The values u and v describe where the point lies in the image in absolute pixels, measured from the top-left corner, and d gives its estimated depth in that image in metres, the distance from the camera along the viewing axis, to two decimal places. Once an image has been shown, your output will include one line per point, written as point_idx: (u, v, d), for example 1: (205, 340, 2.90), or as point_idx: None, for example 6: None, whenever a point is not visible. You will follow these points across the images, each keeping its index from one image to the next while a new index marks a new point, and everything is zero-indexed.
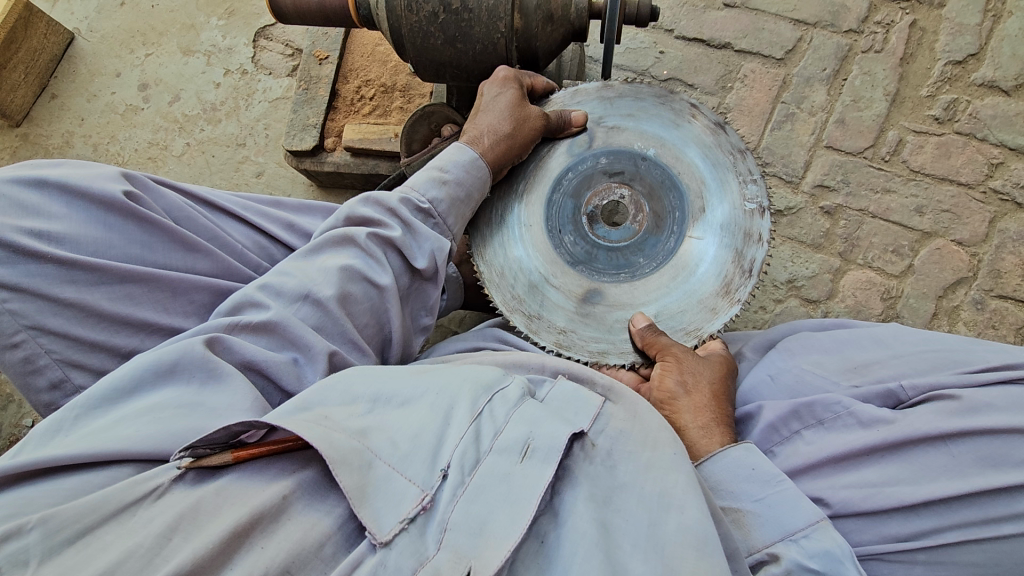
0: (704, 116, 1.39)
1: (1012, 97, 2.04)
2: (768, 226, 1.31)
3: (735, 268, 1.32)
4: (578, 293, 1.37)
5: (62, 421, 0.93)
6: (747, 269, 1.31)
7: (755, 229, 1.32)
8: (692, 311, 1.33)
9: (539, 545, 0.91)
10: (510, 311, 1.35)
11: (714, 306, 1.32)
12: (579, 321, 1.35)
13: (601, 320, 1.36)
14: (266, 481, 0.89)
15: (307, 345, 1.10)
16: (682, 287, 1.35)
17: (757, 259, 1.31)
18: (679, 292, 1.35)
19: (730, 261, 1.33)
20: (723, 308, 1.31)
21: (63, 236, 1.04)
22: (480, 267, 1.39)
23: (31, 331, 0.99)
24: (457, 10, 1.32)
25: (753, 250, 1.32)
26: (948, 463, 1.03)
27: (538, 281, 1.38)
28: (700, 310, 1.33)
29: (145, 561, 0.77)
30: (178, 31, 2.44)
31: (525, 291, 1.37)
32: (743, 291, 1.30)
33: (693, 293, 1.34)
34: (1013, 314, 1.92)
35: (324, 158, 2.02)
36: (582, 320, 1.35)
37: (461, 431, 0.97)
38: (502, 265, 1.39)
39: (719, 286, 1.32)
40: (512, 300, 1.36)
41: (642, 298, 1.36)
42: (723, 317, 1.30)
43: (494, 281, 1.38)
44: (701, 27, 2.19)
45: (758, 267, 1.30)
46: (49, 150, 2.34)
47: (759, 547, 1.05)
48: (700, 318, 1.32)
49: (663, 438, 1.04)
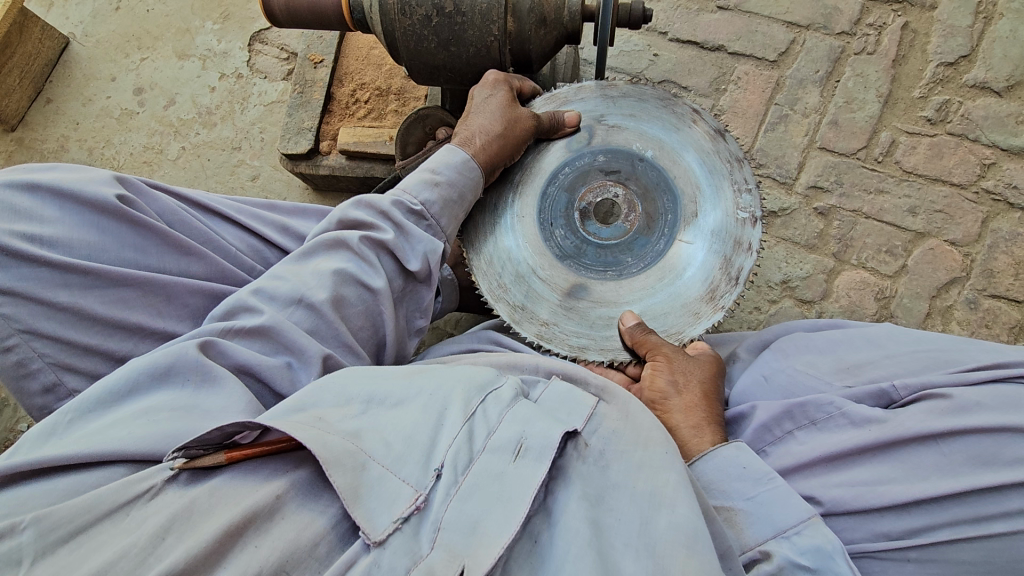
0: (706, 122, 1.39)
1: (1003, 98, 2.05)
2: (758, 235, 1.31)
3: (722, 275, 1.32)
4: (562, 286, 1.38)
5: (56, 424, 0.93)
6: (734, 277, 1.31)
7: (746, 237, 1.32)
8: (676, 313, 1.33)
9: (533, 544, 0.91)
10: (495, 298, 1.36)
11: (697, 310, 1.32)
12: (562, 314, 1.36)
13: (583, 315, 1.36)
14: (259, 481, 0.89)
15: (301, 349, 1.10)
16: (667, 289, 1.35)
17: (744, 268, 1.30)
18: (664, 294, 1.35)
19: (717, 268, 1.33)
20: (705, 314, 1.31)
21: (55, 239, 1.04)
22: (471, 254, 1.41)
23: (24, 335, 0.99)
24: (450, 13, 1.33)
25: (741, 258, 1.31)
26: (938, 462, 1.03)
27: (524, 271, 1.38)
28: (683, 314, 1.33)
29: (138, 561, 0.77)
30: (172, 36, 2.44)
31: (511, 280, 1.38)
32: (728, 298, 1.30)
33: (678, 296, 1.34)
34: (1006, 313, 1.93)
35: (319, 161, 2.03)
36: (564, 314, 1.36)
37: (455, 431, 0.97)
38: (491, 252, 1.40)
39: (704, 290, 1.33)
40: (497, 288, 1.37)
41: (625, 297, 1.37)
42: (705, 322, 1.30)
43: (482, 268, 1.39)
44: (695, 29, 2.20)
45: (746, 275, 1.30)
46: (44, 154, 2.35)
47: (752, 545, 1.05)
48: (683, 321, 1.33)
49: (655, 437, 1.04)
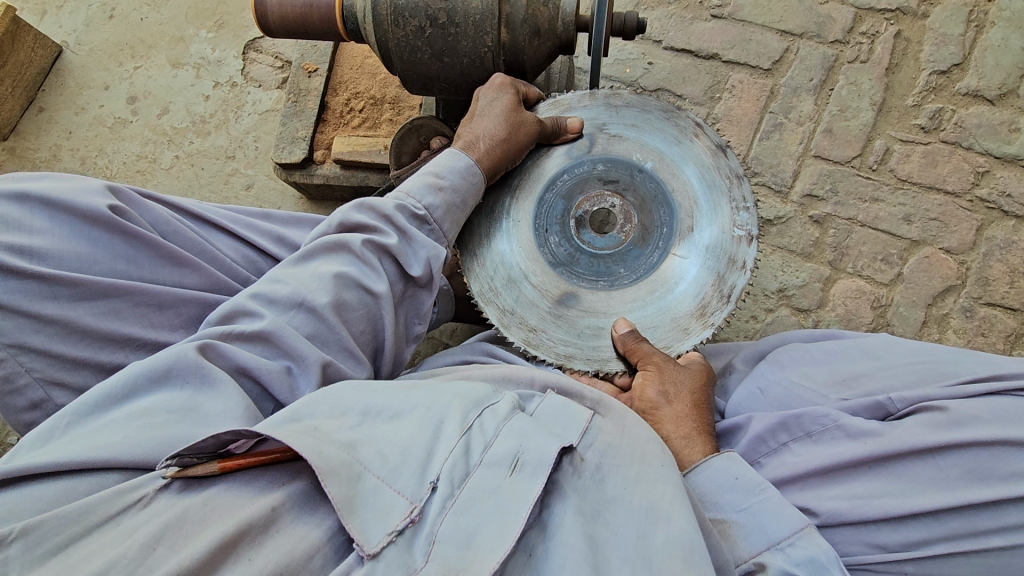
0: (708, 136, 1.38)
1: (996, 106, 2.06)
2: (753, 253, 1.31)
3: (714, 292, 1.32)
4: (554, 294, 1.37)
5: (52, 428, 0.92)
6: (726, 294, 1.31)
7: (741, 255, 1.32)
8: (665, 328, 1.33)
9: (527, 558, 0.90)
10: (484, 301, 1.36)
11: (686, 326, 1.32)
12: (551, 321, 1.35)
13: (572, 324, 1.35)
14: (253, 493, 0.88)
15: (301, 355, 1.08)
16: (657, 302, 1.35)
17: (737, 286, 1.31)
18: (654, 307, 1.35)
19: (710, 284, 1.33)
20: (695, 330, 1.31)
21: (44, 251, 1.02)
22: (465, 258, 1.40)
23: (12, 349, 0.98)
24: (443, 24, 1.32)
25: (734, 275, 1.31)
26: (934, 476, 1.03)
27: (516, 276, 1.38)
28: (672, 329, 1.33)
29: (131, 569, 0.76)
30: (166, 44, 2.44)
31: (502, 284, 1.37)
32: (718, 315, 1.30)
33: (668, 310, 1.34)
34: (1001, 321, 1.94)
35: (314, 170, 2.03)
36: (553, 321, 1.35)
37: (450, 445, 0.95)
38: (485, 257, 1.40)
39: (695, 306, 1.33)
40: (488, 291, 1.36)
41: (616, 308, 1.37)
42: (694, 338, 1.30)
43: (474, 271, 1.39)
44: (689, 37, 2.20)
45: (738, 293, 1.30)
46: (36, 164, 2.33)
47: (746, 558, 1.04)
48: (672, 336, 1.32)
49: (652, 451, 1.04)
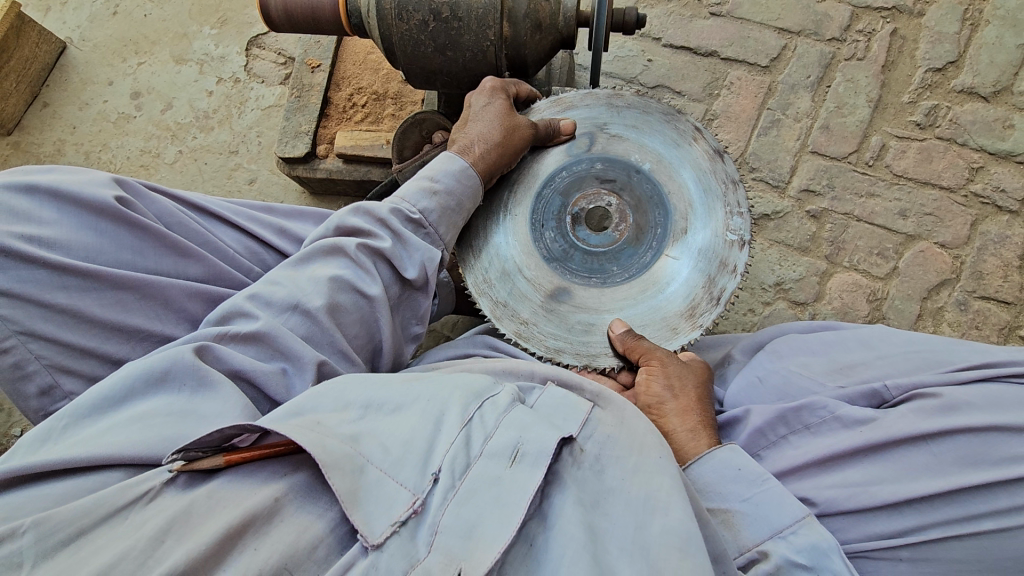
0: (706, 141, 1.40)
1: (990, 103, 2.08)
2: (744, 259, 1.33)
3: (704, 294, 1.34)
4: (546, 288, 1.39)
5: (51, 430, 0.93)
6: (716, 297, 1.33)
7: (731, 259, 1.34)
8: (655, 326, 1.35)
9: (528, 547, 0.92)
10: (478, 293, 1.38)
11: (676, 325, 1.34)
12: (542, 315, 1.37)
13: (563, 319, 1.37)
14: (257, 483, 0.89)
15: (296, 355, 1.10)
16: (647, 301, 1.37)
17: (727, 289, 1.32)
18: (645, 305, 1.37)
19: (700, 286, 1.35)
20: (683, 330, 1.33)
21: (54, 241, 1.04)
22: (461, 253, 1.43)
23: (21, 336, 0.99)
24: (447, 18, 1.34)
25: (725, 279, 1.33)
26: (929, 462, 1.05)
27: (510, 270, 1.40)
28: (662, 328, 1.34)
29: (139, 562, 0.77)
30: (169, 41, 2.45)
31: (497, 276, 1.39)
32: (707, 317, 1.32)
33: (659, 309, 1.36)
34: (995, 314, 1.96)
35: (316, 164, 2.04)
36: (544, 315, 1.37)
37: (452, 437, 0.97)
38: (482, 250, 1.42)
39: (685, 307, 1.35)
40: (482, 283, 1.39)
41: (607, 305, 1.38)
42: (682, 338, 1.32)
43: (471, 264, 1.41)
44: (688, 34, 2.22)
45: (727, 296, 1.32)
46: (40, 158, 2.34)
47: (749, 546, 1.06)
48: (660, 335, 1.34)
49: (650, 442, 1.05)
